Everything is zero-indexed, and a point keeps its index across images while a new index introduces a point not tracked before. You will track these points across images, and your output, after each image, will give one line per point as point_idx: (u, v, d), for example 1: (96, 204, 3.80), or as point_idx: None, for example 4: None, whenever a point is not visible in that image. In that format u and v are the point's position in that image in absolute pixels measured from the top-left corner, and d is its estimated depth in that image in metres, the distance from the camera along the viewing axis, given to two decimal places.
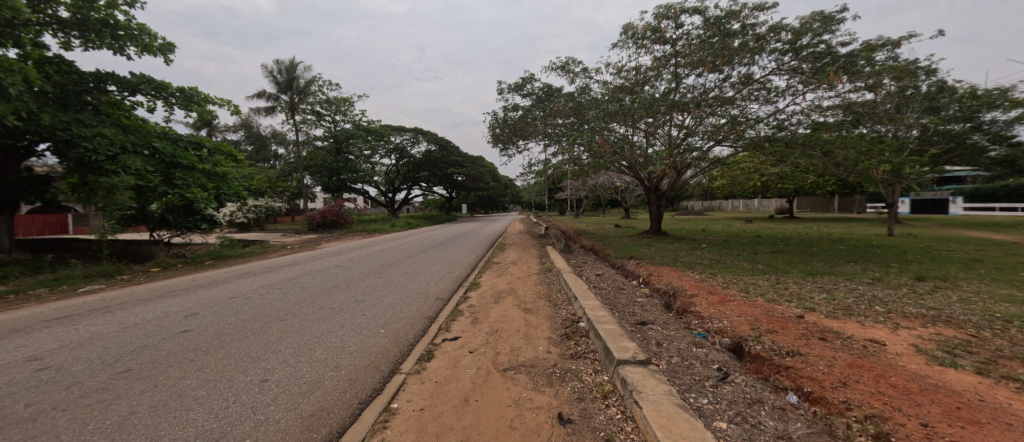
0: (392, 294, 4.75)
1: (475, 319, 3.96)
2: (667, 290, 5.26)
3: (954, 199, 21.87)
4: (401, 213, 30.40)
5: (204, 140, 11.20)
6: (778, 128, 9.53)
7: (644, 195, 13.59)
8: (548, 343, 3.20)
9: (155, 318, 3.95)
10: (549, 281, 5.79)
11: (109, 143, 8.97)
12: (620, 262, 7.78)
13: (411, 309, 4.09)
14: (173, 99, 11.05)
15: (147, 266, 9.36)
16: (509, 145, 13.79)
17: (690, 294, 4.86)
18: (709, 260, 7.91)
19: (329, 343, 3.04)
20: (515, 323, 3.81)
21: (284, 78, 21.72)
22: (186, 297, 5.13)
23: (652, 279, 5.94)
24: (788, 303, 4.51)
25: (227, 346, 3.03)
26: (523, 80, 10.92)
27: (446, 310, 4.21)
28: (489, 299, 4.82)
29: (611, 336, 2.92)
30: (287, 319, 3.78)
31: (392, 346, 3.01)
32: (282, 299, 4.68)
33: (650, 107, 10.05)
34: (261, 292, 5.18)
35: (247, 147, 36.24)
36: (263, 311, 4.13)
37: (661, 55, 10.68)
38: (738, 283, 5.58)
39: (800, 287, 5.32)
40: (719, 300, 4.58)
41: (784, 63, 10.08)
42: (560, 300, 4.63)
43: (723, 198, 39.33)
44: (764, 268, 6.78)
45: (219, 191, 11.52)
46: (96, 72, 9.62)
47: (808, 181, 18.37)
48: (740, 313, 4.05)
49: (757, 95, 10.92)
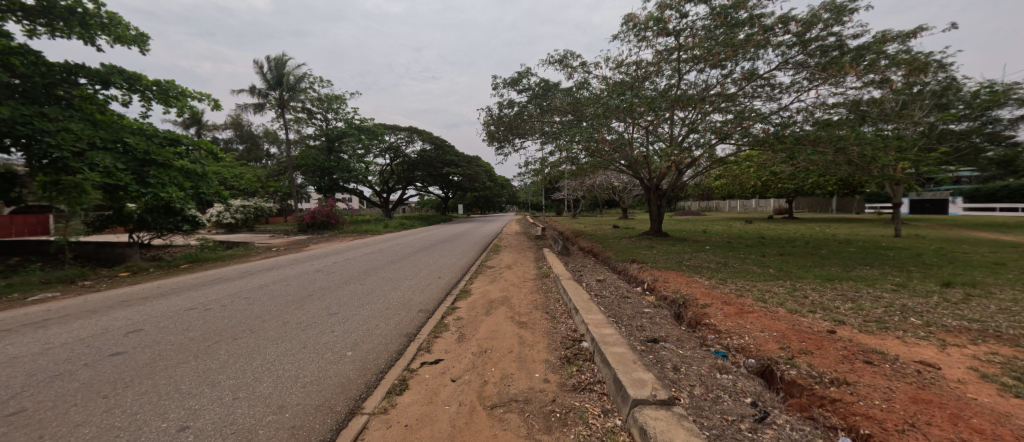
0: (369, 305, 4.23)
1: (461, 336, 3.46)
2: (675, 299, 4.76)
3: (954, 199, 21.61)
4: (395, 213, 29.85)
5: (182, 136, 10.48)
6: (785, 124, 9.08)
7: (644, 195, 13.13)
8: (545, 368, 2.70)
9: (89, 338, 3.45)
10: (546, 289, 5.28)
11: (76, 138, 8.37)
12: (622, 267, 7.29)
13: (388, 324, 3.57)
14: (149, 93, 10.49)
15: (116, 269, 8.74)
16: (504, 143, 13.31)
17: (702, 304, 4.36)
18: (716, 263, 7.45)
19: (280, 372, 2.54)
20: (507, 341, 3.31)
21: (273, 75, 21.11)
22: (140, 307, 4.62)
23: (658, 286, 5.44)
24: (812, 314, 4.02)
25: (155, 376, 2.53)
26: (519, 74, 10.42)
27: (430, 324, 3.70)
28: (480, 310, 4.30)
29: (620, 363, 2.42)
30: (241, 338, 3.28)
31: (356, 376, 2.50)
32: (244, 311, 4.17)
33: (652, 103, 9.61)
34: (225, 302, 4.68)
35: (237, 146, 35.68)
36: (218, 326, 3.64)
37: (662, 49, 10.29)
38: (752, 290, 5.09)
39: (820, 295, 4.84)
40: (735, 310, 4.11)
41: (790, 57, 9.67)
42: (558, 311, 4.13)
43: (720, 199, 39.14)
44: (775, 273, 6.31)
45: (198, 191, 10.95)
46: (65, 63, 9.07)
47: (809, 181, 18.08)
48: (761, 327, 3.58)
49: (761, 91, 10.52)
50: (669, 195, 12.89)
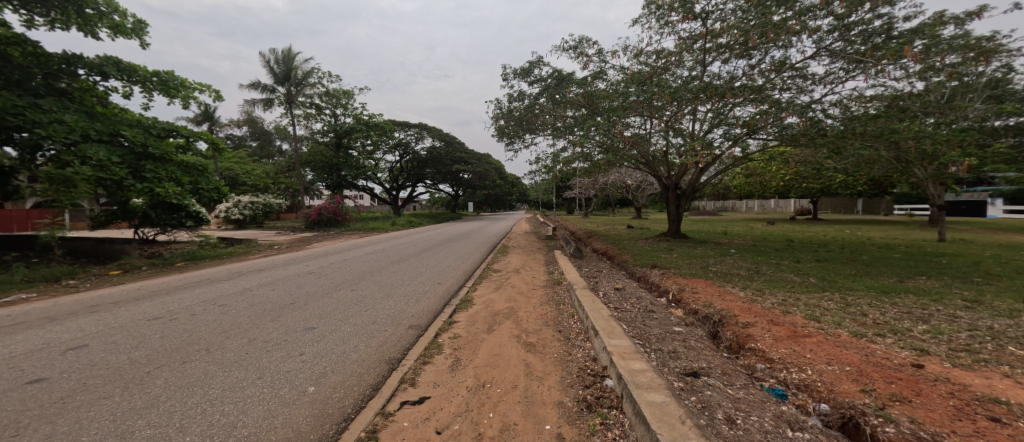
0: (354, 319, 3.66)
1: (456, 362, 2.85)
2: (709, 314, 4.09)
3: (993, 201, 20.13)
4: (404, 211, 29.43)
5: (179, 127, 9.88)
6: (821, 117, 8.30)
7: (662, 194, 12.36)
8: (559, 417, 2.09)
9: (19, 356, 2.92)
10: (557, 300, 4.62)
11: (68, 130, 7.92)
12: (642, 272, 6.64)
13: (369, 345, 2.99)
14: (150, 84, 10.16)
15: (107, 268, 8.36)
16: (515, 138, 12.74)
17: (744, 323, 3.69)
18: (746, 270, 6.74)
19: (215, 418, 1.97)
20: (511, 371, 2.71)
21: (281, 69, 20.74)
22: (104, 314, 4.12)
23: (685, 297, 4.77)
24: (883, 340, 3.32)
25: (57, 421, 1.99)
26: (530, 64, 9.77)
27: (419, 345, 3.11)
28: (480, 326, 3.68)
29: (663, 424, 1.79)
30: (190, 361, 2.73)
31: (309, 427, 1.92)
32: (211, 324, 3.63)
33: (674, 93, 8.89)
34: (196, 310, 4.14)
35: (251, 143, 35.98)
36: (173, 343, 3.10)
37: (687, 36, 9.61)
38: (798, 305, 4.37)
39: (881, 314, 4.12)
40: (788, 333, 3.41)
41: (827, 45, 8.90)
42: (573, 330, 3.50)
43: (738, 199, 37.94)
44: (818, 284, 5.56)
45: (197, 186, 10.52)
46: (64, 54, 8.61)
47: (837, 180, 17.05)
48: (827, 357, 2.90)
49: (793, 83, 9.72)
50: (689, 195, 12.10)
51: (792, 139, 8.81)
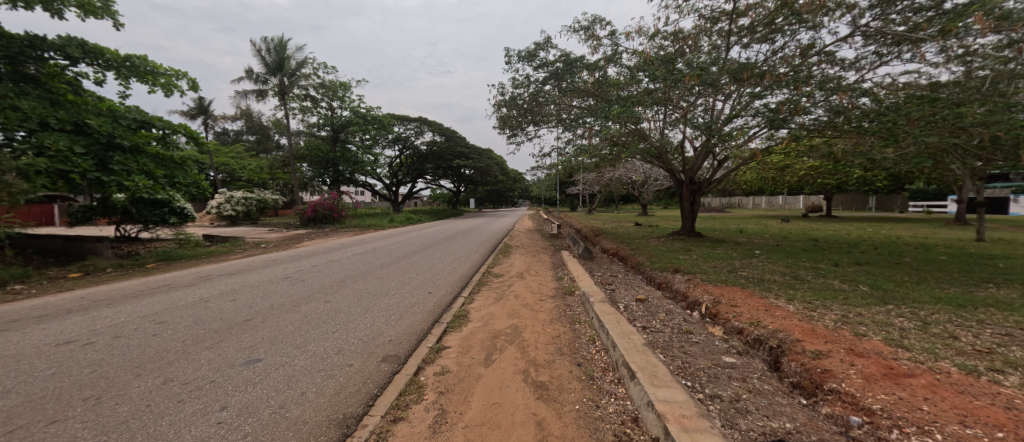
0: (315, 346, 2.86)
1: (440, 417, 2.05)
2: (762, 337, 3.26)
3: (1015, 198, 19.24)
4: (403, 207, 28.54)
5: (154, 118, 8.90)
6: (863, 101, 7.43)
7: (676, 190, 11.46)
8: None
9: None
10: (572, 317, 3.81)
11: (24, 118, 7.07)
12: (662, 278, 5.81)
13: (322, 393, 2.19)
14: (123, 70, 9.31)
15: (68, 269, 7.54)
16: (518, 130, 11.88)
17: (815, 353, 2.85)
18: (782, 275, 5.91)
19: None
20: (517, 435, 1.90)
21: (274, 58, 19.78)
22: (11, 335, 3.32)
23: (725, 313, 3.92)
24: (1014, 382, 2.49)
25: None
26: (536, 46, 8.90)
27: (392, 388, 2.31)
28: (476, 355, 2.88)
29: None
30: (61, 420, 1.92)
31: None
32: (135, 351, 2.85)
33: (702, 75, 7.88)
34: (126, 329, 3.34)
35: (248, 137, 35.21)
36: (63, 385, 2.30)
37: (707, 16, 8.74)
38: (868, 324, 3.56)
39: (976, 337, 3.31)
40: (881, 370, 2.58)
41: (861, 25, 8.08)
42: (597, 364, 2.69)
43: (745, 196, 37.04)
44: (874, 294, 4.73)
45: (173, 180, 9.51)
46: (28, 36, 7.67)
47: (856, 175, 16.20)
48: (957, 413, 2.08)
49: (822, 68, 8.85)
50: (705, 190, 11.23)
51: (832, 127, 7.96)
